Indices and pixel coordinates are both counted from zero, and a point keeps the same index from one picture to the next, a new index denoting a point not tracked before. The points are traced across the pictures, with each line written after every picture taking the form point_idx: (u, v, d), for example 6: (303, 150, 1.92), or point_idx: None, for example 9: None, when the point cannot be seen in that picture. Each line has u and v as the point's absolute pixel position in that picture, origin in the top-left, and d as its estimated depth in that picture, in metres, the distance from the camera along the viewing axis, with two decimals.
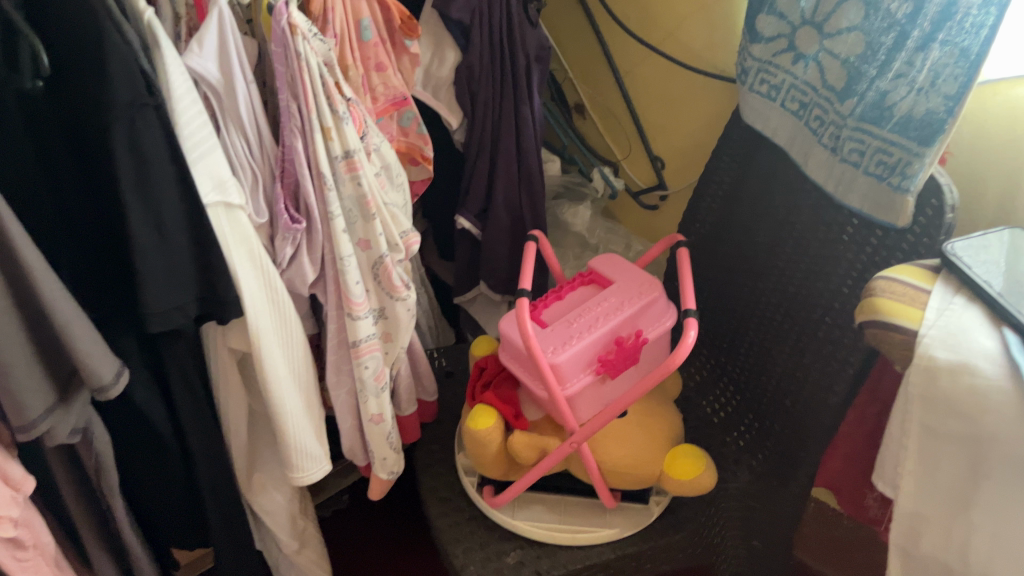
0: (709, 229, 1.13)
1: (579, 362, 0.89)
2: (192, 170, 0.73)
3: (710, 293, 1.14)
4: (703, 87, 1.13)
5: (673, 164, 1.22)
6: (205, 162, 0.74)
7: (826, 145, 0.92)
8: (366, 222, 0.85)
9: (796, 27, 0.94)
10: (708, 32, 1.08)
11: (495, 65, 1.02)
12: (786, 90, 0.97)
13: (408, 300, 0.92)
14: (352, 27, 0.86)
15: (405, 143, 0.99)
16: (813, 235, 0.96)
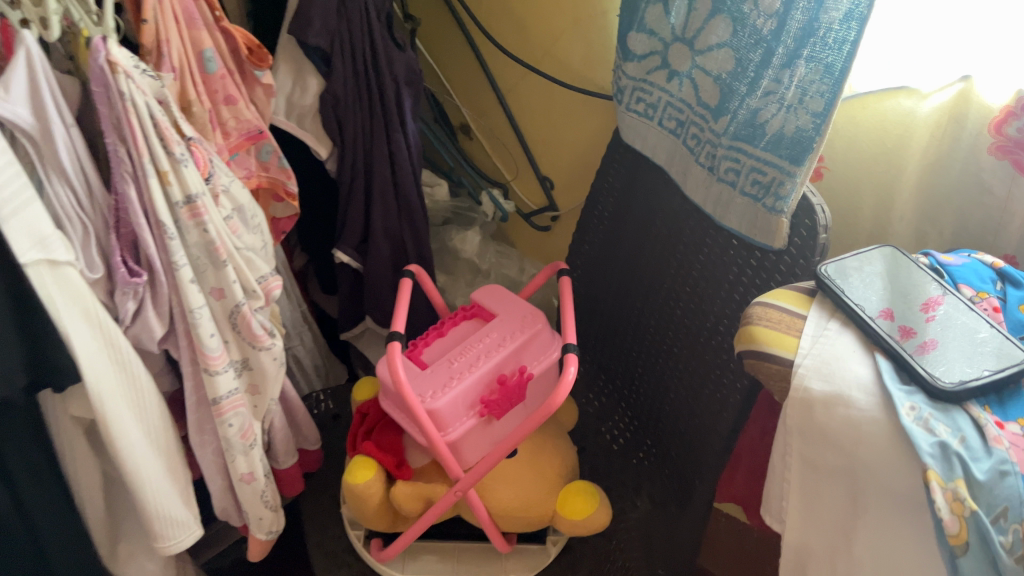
0: (599, 251, 1.10)
1: (461, 405, 0.83)
2: (4, 228, 0.65)
3: (603, 317, 1.11)
4: (585, 105, 1.09)
5: (562, 183, 1.19)
6: (21, 218, 0.66)
7: (703, 164, 0.90)
8: (217, 270, 0.78)
9: (668, 44, 0.91)
10: (584, 49, 1.04)
11: (362, 92, 0.97)
12: (663, 108, 0.94)
13: (274, 349, 0.86)
14: (192, 60, 0.80)
15: (266, 178, 0.92)
16: (697, 256, 0.93)
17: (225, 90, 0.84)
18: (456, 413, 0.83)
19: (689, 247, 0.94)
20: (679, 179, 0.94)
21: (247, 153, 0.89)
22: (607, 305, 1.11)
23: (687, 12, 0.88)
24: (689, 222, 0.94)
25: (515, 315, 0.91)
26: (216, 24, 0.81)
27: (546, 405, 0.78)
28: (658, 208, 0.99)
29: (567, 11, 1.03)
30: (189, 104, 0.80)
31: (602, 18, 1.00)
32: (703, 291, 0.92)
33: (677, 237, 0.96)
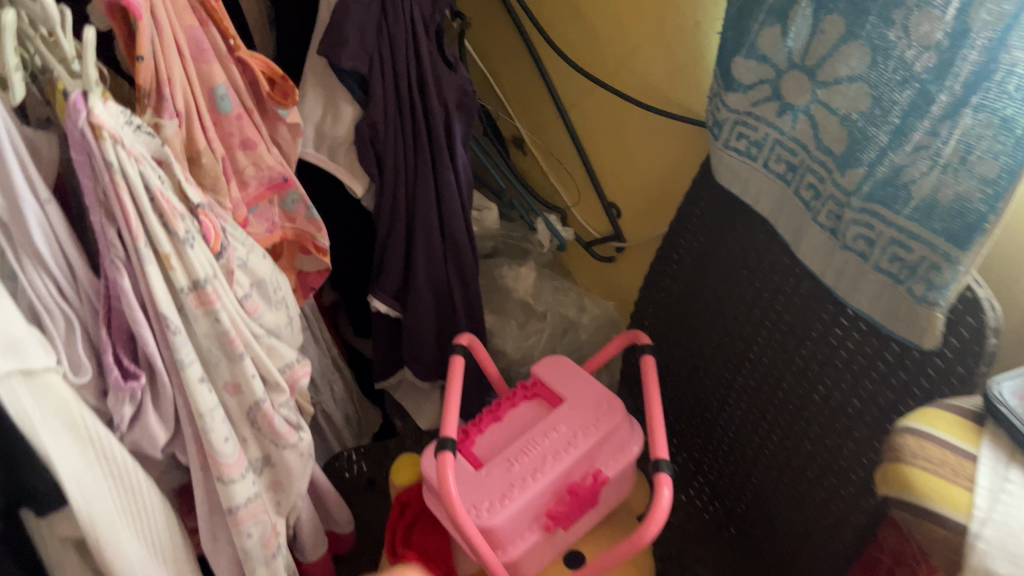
0: (678, 301, 0.94)
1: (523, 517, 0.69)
2: None
3: (680, 375, 0.96)
4: (664, 130, 0.92)
5: (632, 212, 1.03)
6: None
7: (825, 225, 0.73)
8: (232, 364, 0.64)
9: (782, 72, 0.74)
10: (670, 66, 0.87)
11: (405, 121, 0.81)
12: (770, 148, 0.77)
13: (301, 444, 0.72)
14: (200, 100, 0.64)
15: (292, 230, 0.77)
16: (808, 332, 0.77)
17: (242, 133, 0.68)
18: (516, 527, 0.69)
19: (798, 318, 0.78)
20: (788, 236, 0.77)
21: (269, 203, 0.74)
22: (685, 361, 0.96)
23: (810, 35, 0.70)
24: (798, 288, 0.77)
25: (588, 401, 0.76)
26: (231, 54, 0.66)
27: (636, 541, 0.64)
28: (757, 264, 0.82)
29: (651, 20, 0.86)
30: (197, 155, 0.65)
31: (694, 31, 0.83)
32: (815, 374, 0.76)
33: (781, 301, 0.80)
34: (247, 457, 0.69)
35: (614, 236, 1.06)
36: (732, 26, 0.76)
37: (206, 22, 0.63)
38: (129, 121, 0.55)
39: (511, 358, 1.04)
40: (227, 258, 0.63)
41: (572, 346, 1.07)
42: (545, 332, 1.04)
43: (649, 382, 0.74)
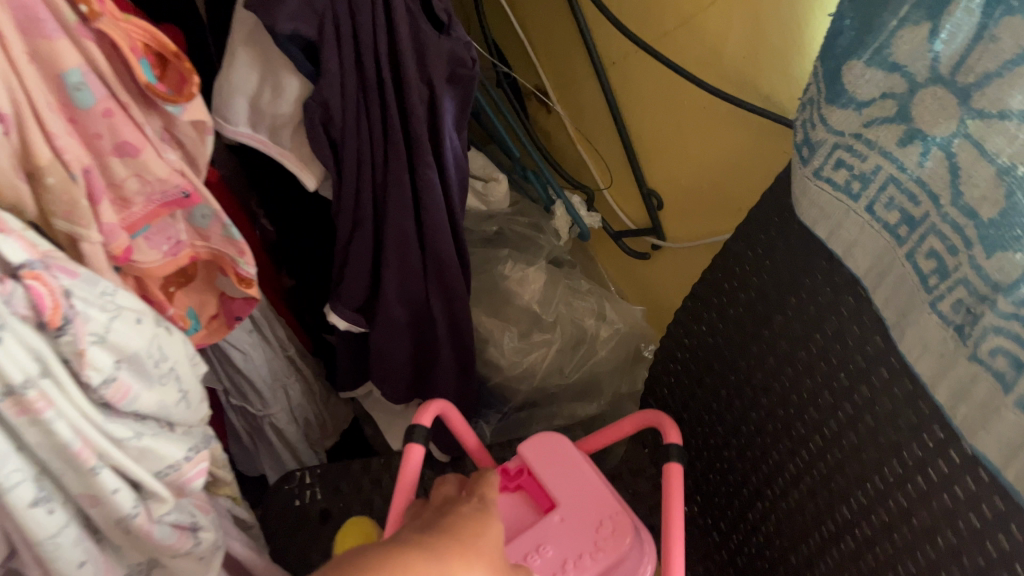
0: (723, 340, 0.73)
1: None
2: None
3: (714, 432, 0.76)
4: (731, 119, 0.69)
5: (677, 209, 0.80)
6: None
7: (949, 318, 0.50)
8: (83, 478, 0.45)
9: (917, 86, 0.49)
10: (749, 39, 0.63)
11: (372, 99, 0.58)
12: (880, 186, 0.53)
13: (198, 548, 0.55)
14: (39, 92, 0.43)
15: (206, 251, 0.56)
16: (895, 449, 0.56)
17: (115, 135, 0.47)
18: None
19: (885, 425, 0.57)
20: (888, 315, 0.55)
21: (169, 220, 0.53)
22: (720, 417, 0.75)
23: (973, 40, 0.44)
24: (890, 386, 0.56)
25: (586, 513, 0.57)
26: (87, 24, 0.43)
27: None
28: (836, 334, 0.61)
29: None
30: (38, 172, 0.44)
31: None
32: (897, 507, 0.56)
33: (863, 394, 0.58)
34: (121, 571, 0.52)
35: (651, 230, 0.84)
36: (855, 6, 0.52)
37: None
38: None
39: (507, 375, 0.84)
40: (74, 334, 0.43)
41: (584, 363, 0.86)
42: (552, 347, 0.84)
43: (670, 495, 0.55)
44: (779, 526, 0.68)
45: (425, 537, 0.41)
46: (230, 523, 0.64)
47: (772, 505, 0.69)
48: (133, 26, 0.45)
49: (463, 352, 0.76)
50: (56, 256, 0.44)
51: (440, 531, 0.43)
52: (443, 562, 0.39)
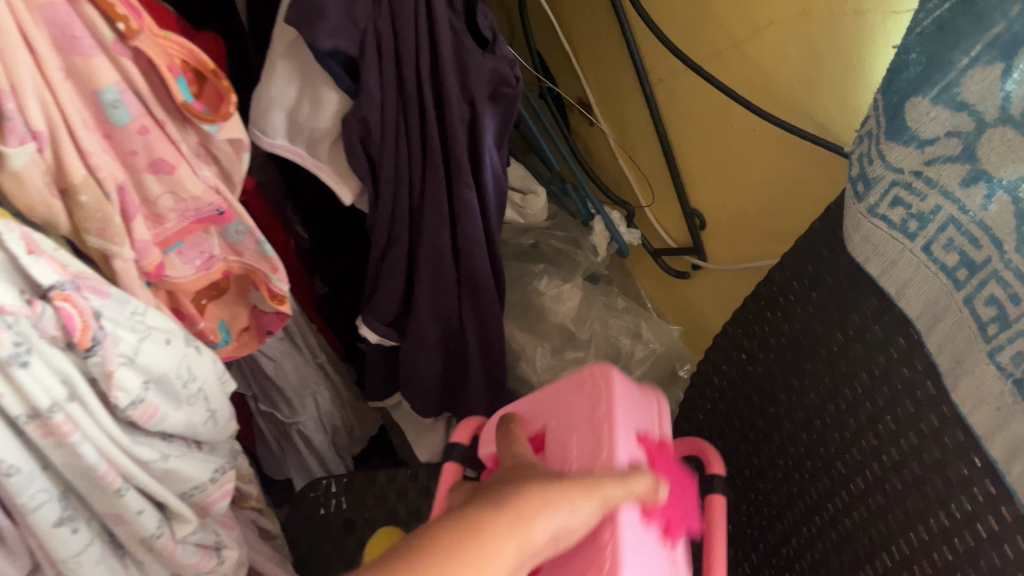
0: (764, 369, 0.71)
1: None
2: None
3: (749, 462, 0.74)
4: (783, 144, 0.66)
5: (721, 231, 0.78)
6: None
7: (1011, 372, 0.47)
8: (110, 497, 0.45)
9: (985, 126, 0.46)
10: (807, 64, 0.60)
11: (412, 116, 0.57)
12: (939, 226, 0.51)
13: (221, 567, 0.54)
14: (73, 112, 0.42)
15: (238, 266, 0.55)
16: (941, 501, 0.53)
17: (150, 152, 0.46)
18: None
19: (932, 475, 0.54)
20: (942, 361, 0.53)
21: (203, 235, 0.52)
22: (756, 447, 0.73)
23: None
24: (940, 435, 0.54)
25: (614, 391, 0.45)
26: (125, 43, 0.43)
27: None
28: (884, 375, 0.58)
29: None
30: (72, 189, 0.43)
31: (851, 24, 0.55)
32: (941, 561, 0.53)
33: (910, 439, 0.56)
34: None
35: (692, 250, 0.81)
36: (923, 40, 0.48)
37: None
38: None
39: None
40: (102, 355, 0.42)
41: None
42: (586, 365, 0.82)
43: (712, 516, 0.54)
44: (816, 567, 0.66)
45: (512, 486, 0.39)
46: (255, 538, 0.64)
47: (804, 546, 0.66)
48: (173, 45, 0.44)
49: (495, 370, 0.75)
50: (89, 276, 0.43)
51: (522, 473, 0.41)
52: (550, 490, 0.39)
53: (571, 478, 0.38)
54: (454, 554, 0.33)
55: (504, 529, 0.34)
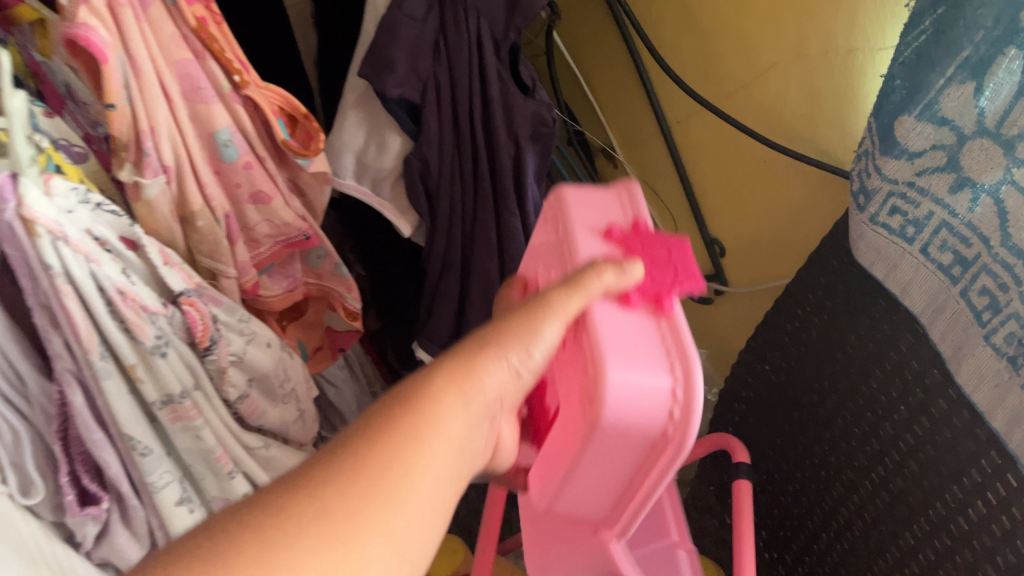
0: (785, 377, 0.78)
1: (580, 484, 0.40)
2: None
3: (778, 465, 0.80)
4: (791, 171, 0.74)
5: (739, 256, 0.85)
6: None
7: (1003, 350, 0.53)
8: (220, 480, 0.52)
9: (966, 138, 0.54)
10: (808, 98, 0.68)
11: (464, 154, 0.65)
12: (934, 230, 0.58)
13: None
14: (194, 150, 0.50)
15: (317, 288, 0.64)
16: (954, 477, 0.59)
17: (252, 185, 0.54)
18: (592, 498, 0.41)
19: (945, 454, 0.60)
20: (944, 349, 0.59)
21: (290, 259, 0.60)
22: (785, 452, 0.79)
23: (1015, 97, 0.49)
24: (948, 416, 0.60)
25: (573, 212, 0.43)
26: (237, 91, 0.51)
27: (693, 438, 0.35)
28: (894, 368, 0.65)
29: (790, 36, 0.67)
30: (191, 216, 0.52)
31: (845, 61, 0.64)
32: (958, 532, 0.59)
33: (924, 424, 0.62)
34: None
35: (714, 275, 0.89)
36: (906, 69, 0.56)
37: (203, 54, 0.48)
38: (84, 199, 0.43)
39: None
40: (218, 353, 0.50)
41: None
42: None
43: (739, 502, 0.61)
44: (847, 557, 0.71)
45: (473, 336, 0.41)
46: None
47: (836, 537, 0.72)
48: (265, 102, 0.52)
49: None
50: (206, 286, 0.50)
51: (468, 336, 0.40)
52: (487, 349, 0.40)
53: (522, 312, 0.39)
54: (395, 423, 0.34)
55: (447, 388, 0.37)
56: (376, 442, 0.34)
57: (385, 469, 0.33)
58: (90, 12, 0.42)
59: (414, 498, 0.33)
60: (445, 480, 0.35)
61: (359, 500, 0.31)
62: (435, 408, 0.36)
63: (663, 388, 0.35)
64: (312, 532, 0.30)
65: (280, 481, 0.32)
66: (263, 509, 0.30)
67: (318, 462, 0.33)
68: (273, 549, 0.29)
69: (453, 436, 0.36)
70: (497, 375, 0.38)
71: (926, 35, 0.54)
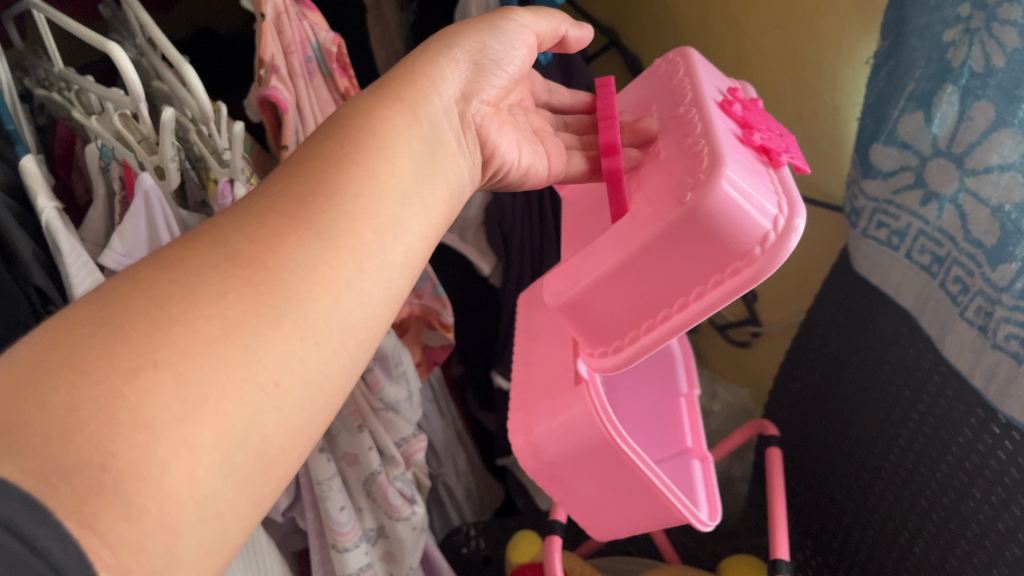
0: (813, 389, 0.93)
1: (608, 250, 0.44)
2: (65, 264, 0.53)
3: (815, 470, 0.92)
4: (806, 217, 0.91)
5: (766, 296, 1.02)
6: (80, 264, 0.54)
7: (973, 321, 0.64)
8: (352, 434, 0.67)
9: (926, 159, 0.69)
10: (806, 148, 0.87)
11: (528, 203, 0.89)
12: (913, 237, 0.71)
13: (414, 518, 0.73)
14: None
15: (419, 307, 0.78)
16: (944, 436, 0.71)
17: None
18: (604, 317, 0.47)
19: (943, 423, 0.71)
20: (932, 330, 0.70)
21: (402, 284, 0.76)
22: (823, 458, 0.90)
23: (957, 122, 0.64)
24: (939, 389, 0.71)
25: (692, 61, 0.53)
26: None
27: (765, 273, 0.41)
28: (896, 359, 0.77)
29: (785, 101, 0.87)
30: None
31: (833, 116, 0.81)
32: (955, 483, 0.69)
33: (924, 402, 0.73)
34: (360, 526, 0.71)
35: (751, 319, 1.06)
36: (872, 109, 0.75)
37: None
38: None
39: None
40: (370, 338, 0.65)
41: None
42: None
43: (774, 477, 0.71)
44: (877, 537, 0.81)
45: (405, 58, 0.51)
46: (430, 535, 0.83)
47: (869, 520, 0.82)
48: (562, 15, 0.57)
49: None
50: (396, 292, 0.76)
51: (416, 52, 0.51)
52: (408, 69, 0.47)
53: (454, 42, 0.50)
54: (316, 150, 0.41)
55: (374, 96, 0.45)
56: (283, 194, 0.39)
57: (301, 198, 0.39)
58: (278, 80, 0.60)
59: (292, 280, 0.36)
60: (341, 258, 0.38)
61: (254, 263, 0.36)
62: (377, 112, 0.44)
63: (766, 221, 0.42)
64: (213, 290, 0.34)
65: (202, 228, 0.37)
66: (158, 264, 0.35)
67: (217, 223, 0.38)
68: (167, 310, 0.33)
69: (357, 146, 0.41)
70: (448, 74, 0.49)
71: (883, 82, 0.73)
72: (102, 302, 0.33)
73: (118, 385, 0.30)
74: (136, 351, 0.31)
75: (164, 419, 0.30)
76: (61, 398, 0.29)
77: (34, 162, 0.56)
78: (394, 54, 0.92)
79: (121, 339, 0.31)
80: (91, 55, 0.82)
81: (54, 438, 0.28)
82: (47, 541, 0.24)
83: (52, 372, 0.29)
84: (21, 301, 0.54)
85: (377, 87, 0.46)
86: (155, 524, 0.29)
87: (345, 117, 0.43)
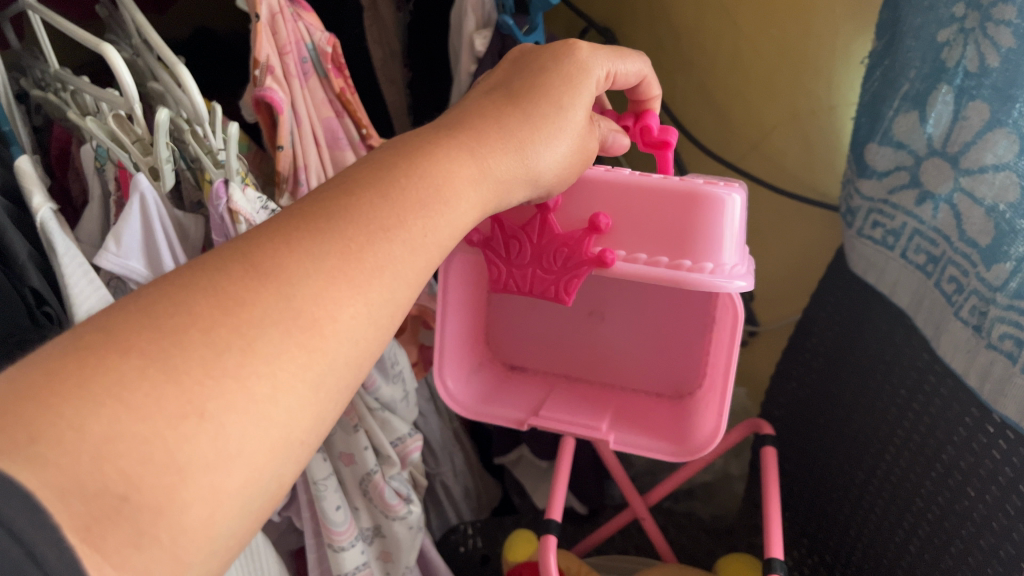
0: (810, 388, 0.93)
1: None
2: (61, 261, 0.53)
3: (812, 469, 0.92)
4: (802, 217, 0.91)
5: (762, 295, 1.02)
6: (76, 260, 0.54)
7: (967, 321, 0.64)
8: (347, 434, 0.68)
9: (921, 159, 0.69)
10: (802, 147, 0.87)
11: None
12: (908, 237, 0.71)
13: (410, 518, 0.73)
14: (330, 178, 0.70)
15: (415, 306, 0.78)
16: (940, 435, 0.71)
17: None
18: None
19: (939, 421, 0.71)
20: (927, 329, 0.70)
21: None
22: (820, 457, 0.90)
23: (952, 121, 0.64)
24: (934, 388, 0.71)
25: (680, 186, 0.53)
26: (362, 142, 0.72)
27: None
28: (892, 358, 0.77)
29: (781, 100, 0.87)
30: None
31: (829, 115, 0.82)
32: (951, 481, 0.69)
33: (919, 401, 0.73)
34: (356, 526, 0.72)
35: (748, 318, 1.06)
36: (868, 108, 0.75)
37: (342, 113, 0.69)
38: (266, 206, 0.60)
39: None
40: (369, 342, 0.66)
41: None
42: None
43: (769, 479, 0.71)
44: (873, 536, 0.81)
45: (518, 83, 0.49)
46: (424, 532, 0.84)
47: (865, 520, 0.82)
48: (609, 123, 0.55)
49: None
50: None
51: (541, 84, 0.49)
52: (519, 141, 0.46)
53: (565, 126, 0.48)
54: (399, 213, 0.38)
55: (465, 158, 0.43)
56: (357, 253, 0.35)
57: (367, 265, 0.35)
58: (272, 80, 0.60)
59: (337, 347, 0.33)
60: (375, 326, 0.36)
61: (312, 327, 0.32)
62: (459, 190, 0.41)
63: None
64: (268, 348, 0.31)
65: (276, 240, 0.34)
66: (216, 301, 0.31)
67: (291, 244, 0.34)
68: (231, 316, 0.31)
69: (433, 240, 0.39)
70: (544, 151, 0.47)
71: (879, 82, 0.73)
72: (149, 329, 0.29)
73: (161, 428, 0.27)
74: (185, 398, 0.28)
75: (179, 440, 0.28)
76: (100, 424, 0.26)
77: (29, 162, 0.56)
78: (388, 53, 0.93)
79: (171, 381, 0.28)
80: (88, 55, 0.82)
81: (82, 461, 0.26)
82: (44, 547, 0.22)
83: (71, 394, 0.27)
84: (18, 300, 0.54)
85: (480, 151, 0.44)
86: (161, 549, 0.27)
87: (432, 172, 0.41)
